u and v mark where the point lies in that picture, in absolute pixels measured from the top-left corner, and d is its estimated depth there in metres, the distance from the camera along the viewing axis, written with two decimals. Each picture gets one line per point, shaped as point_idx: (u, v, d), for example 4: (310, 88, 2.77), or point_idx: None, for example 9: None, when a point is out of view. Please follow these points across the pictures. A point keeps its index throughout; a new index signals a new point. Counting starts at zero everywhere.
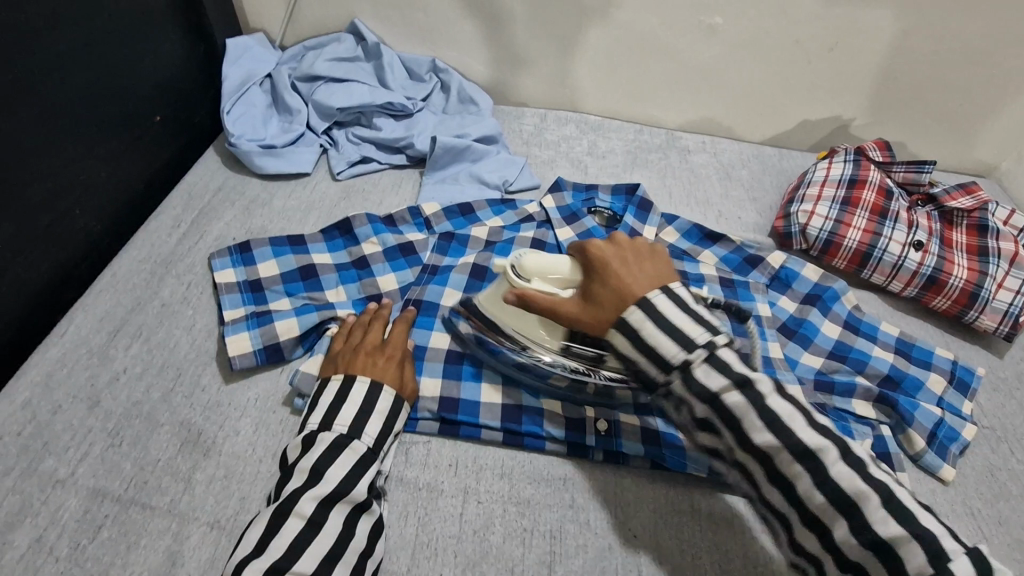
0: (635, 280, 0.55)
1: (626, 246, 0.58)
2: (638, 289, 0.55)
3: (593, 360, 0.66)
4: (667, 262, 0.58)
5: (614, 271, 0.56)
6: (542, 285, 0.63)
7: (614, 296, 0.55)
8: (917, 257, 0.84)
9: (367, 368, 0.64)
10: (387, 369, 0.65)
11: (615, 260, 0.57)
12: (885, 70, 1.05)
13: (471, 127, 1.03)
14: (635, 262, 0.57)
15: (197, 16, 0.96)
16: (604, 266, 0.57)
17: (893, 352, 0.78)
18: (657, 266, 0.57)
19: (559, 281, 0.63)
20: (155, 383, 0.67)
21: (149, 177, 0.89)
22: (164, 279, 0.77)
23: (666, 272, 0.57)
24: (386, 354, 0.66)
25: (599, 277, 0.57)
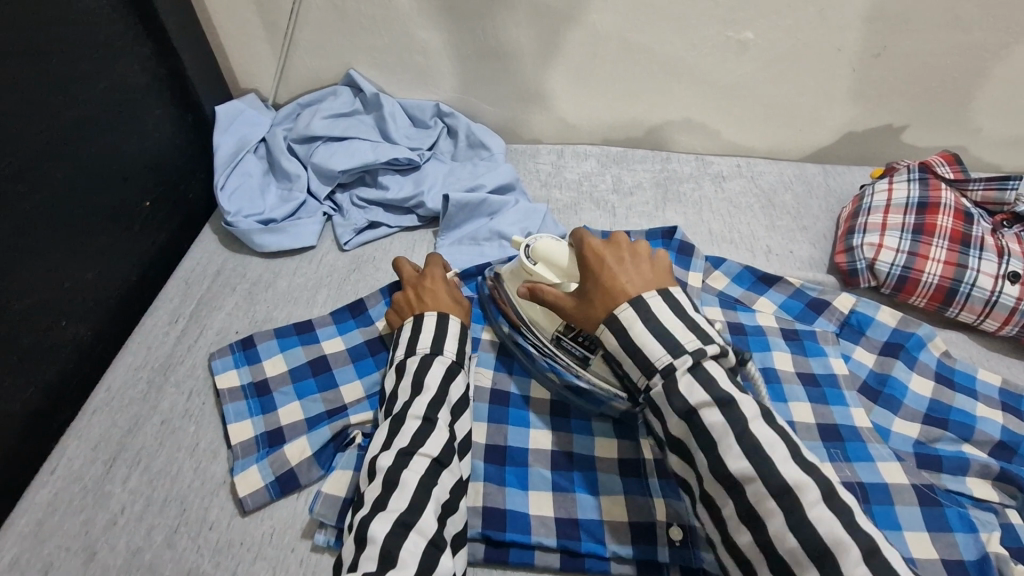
0: (629, 280, 0.56)
1: (624, 247, 0.58)
2: (633, 286, 0.55)
3: (580, 360, 0.63)
4: (668, 267, 0.58)
5: (608, 268, 0.57)
6: (544, 271, 0.65)
7: (605, 291, 0.56)
8: (1014, 291, 0.73)
9: (423, 297, 0.68)
10: (444, 295, 0.69)
11: (611, 256, 0.57)
12: (942, 71, 0.94)
13: (485, 176, 0.94)
14: (631, 262, 0.57)
15: (181, 86, 0.89)
16: (603, 263, 0.57)
17: (999, 409, 0.68)
18: (655, 270, 0.57)
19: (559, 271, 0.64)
20: (157, 524, 0.59)
21: (143, 268, 0.82)
22: (162, 389, 0.69)
23: (663, 278, 0.57)
24: (430, 278, 0.71)
25: (592, 272, 0.57)
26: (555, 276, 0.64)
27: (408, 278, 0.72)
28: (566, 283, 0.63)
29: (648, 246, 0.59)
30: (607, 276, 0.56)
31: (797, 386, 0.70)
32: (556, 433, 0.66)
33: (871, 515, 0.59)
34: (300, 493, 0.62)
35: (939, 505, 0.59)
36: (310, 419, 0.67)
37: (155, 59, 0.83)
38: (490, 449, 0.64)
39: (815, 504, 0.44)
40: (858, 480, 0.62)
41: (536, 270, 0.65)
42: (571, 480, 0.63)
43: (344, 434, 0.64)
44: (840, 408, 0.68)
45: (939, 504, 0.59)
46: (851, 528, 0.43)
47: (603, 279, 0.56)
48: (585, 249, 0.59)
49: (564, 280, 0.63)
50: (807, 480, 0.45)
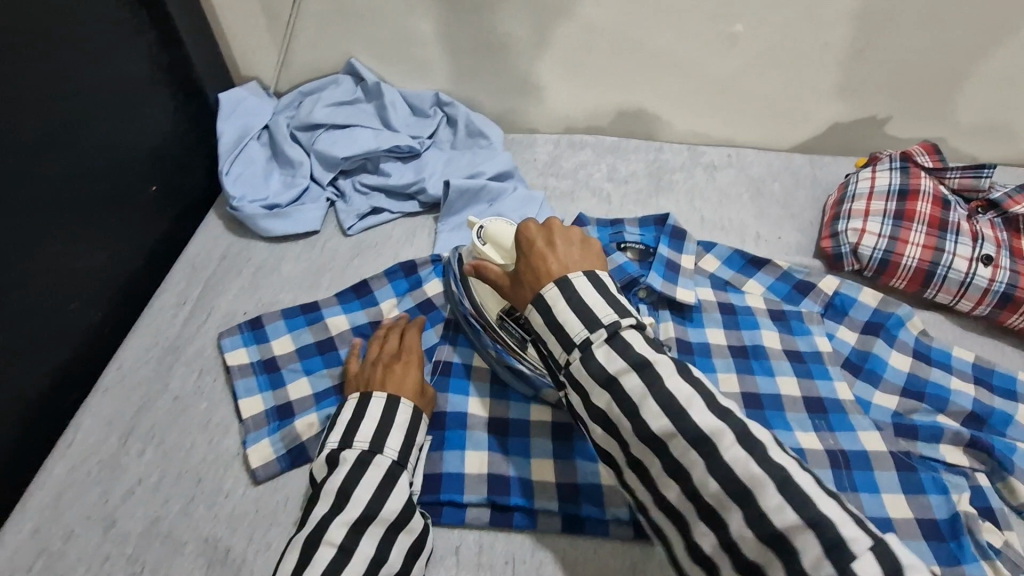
0: (558, 260, 0.56)
1: (556, 233, 0.59)
2: (558, 269, 0.55)
3: (519, 343, 0.66)
4: (599, 254, 0.59)
5: (539, 252, 0.57)
6: (493, 252, 0.68)
7: (533, 272, 0.56)
8: (987, 273, 0.78)
9: (388, 379, 0.64)
10: (410, 380, 0.64)
11: (541, 242, 0.58)
12: (923, 64, 0.97)
13: (485, 164, 0.97)
14: (564, 245, 0.58)
15: (185, 73, 0.90)
16: (532, 247, 0.58)
17: (973, 383, 0.72)
18: (584, 253, 0.57)
19: (503, 253, 0.67)
20: (173, 495, 0.61)
21: (149, 252, 0.84)
22: (173, 368, 0.71)
23: (594, 262, 0.57)
24: (404, 359, 0.66)
25: (524, 256, 0.58)
26: (500, 258, 0.68)
27: (382, 354, 0.67)
28: (508, 263, 0.66)
29: (584, 234, 0.60)
30: (536, 258, 0.57)
31: (784, 362, 0.74)
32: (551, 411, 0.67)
33: (852, 480, 0.64)
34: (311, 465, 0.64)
35: (913, 471, 0.63)
36: (319, 395, 0.69)
37: (160, 46, 0.84)
38: (493, 422, 0.67)
39: (731, 447, 0.46)
40: (840, 448, 0.66)
41: (486, 248, 0.69)
42: (571, 450, 0.65)
43: None
44: (824, 383, 0.72)
45: (914, 469, 0.64)
46: (763, 464, 0.45)
47: (533, 263, 0.57)
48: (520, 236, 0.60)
49: (507, 262, 0.66)
50: (722, 426, 0.46)
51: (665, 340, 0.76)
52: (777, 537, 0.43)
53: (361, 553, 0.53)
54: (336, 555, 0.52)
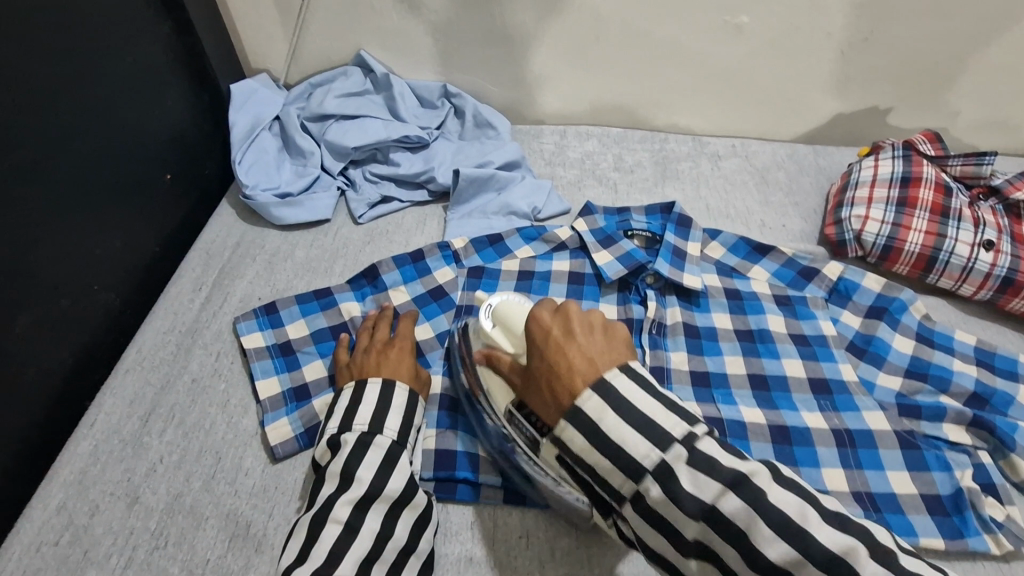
0: (581, 356, 0.47)
1: (574, 319, 0.50)
2: (580, 362, 0.47)
3: (531, 443, 0.56)
4: (624, 340, 0.50)
5: (556, 344, 0.49)
6: (503, 337, 0.61)
7: (554, 372, 0.48)
8: (988, 257, 0.79)
9: (384, 366, 0.65)
10: (403, 364, 0.66)
11: (559, 329, 0.49)
12: (925, 54, 0.99)
13: (493, 154, 0.98)
14: (585, 336, 0.49)
15: (198, 64, 0.91)
16: (547, 337, 0.50)
17: (975, 365, 0.74)
18: (609, 340, 0.49)
19: (513, 339, 0.60)
20: (194, 472, 0.63)
21: (165, 240, 0.86)
22: (191, 351, 0.73)
23: (620, 349, 0.49)
24: (398, 346, 0.68)
25: (538, 347, 0.50)
26: (510, 343, 0.60)
27: (374, 341, 0.69)
28: (520, 353, 0.58)
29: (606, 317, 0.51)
30: (554, 356, 0.48)
31: (790, 345, 0.75)
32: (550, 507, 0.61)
33: (857, 458, 0.65)
34: None
35: (917, 448, 0.65)
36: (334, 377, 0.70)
37: (174, 36, 0.86)
38: None
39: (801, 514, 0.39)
40: (846, 427, 0.67)
41: (495, 334, 0.62)
42: None
43: None
44: (829, 365, 0.73)
45: (918, 447, 0.65)
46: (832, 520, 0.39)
47: (548, 358, 0.48)
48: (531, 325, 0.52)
49: (518, 350, 0.59)
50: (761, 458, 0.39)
51: (672, 324, 0.77)
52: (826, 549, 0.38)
53: (379, 525, 0.54)
54: (355, 526, 0.53)
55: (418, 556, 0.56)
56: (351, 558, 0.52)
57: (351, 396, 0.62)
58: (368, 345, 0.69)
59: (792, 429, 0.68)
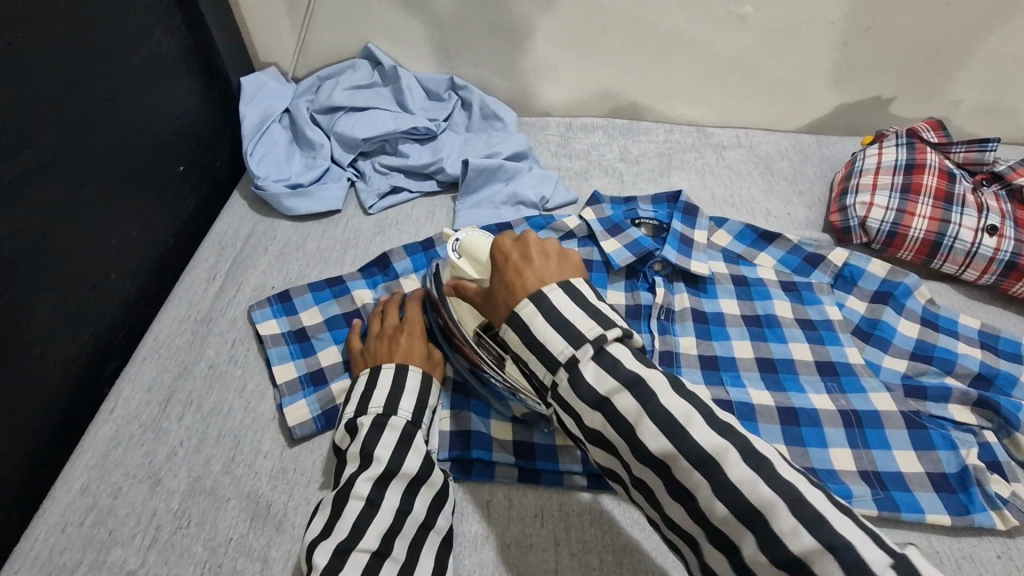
0: (534, 275, 0.51)
1: (531, 244, 0.54)
2: (534, 282, 0.51)
3: (497, 359, 0.63)
4: (575, 266, 0.54)
5: (512, 265, 0.53)
6: (468, 265, 0.65)
7: (507, 286, 0.52)
8: (992, 242, 0.80)
9: (396, 353, 0.66)
10: (415, 351, 0.67)
11: (516, 252, 0.53)
12: (928, 43, 1.00)
13: (500, 145, 0.99)
14: (538, 259, 0.53)
15: (209, 57, 0.93)
16: (507, 260, 0.53)
17: (979, 347, 0.75)
18: (561, 265, 0.53)
19: (479, 268, 0.63)
20: (214, 454, 0.64)
21: (178, 230, 0.87)
22: (207, 338, 0.74)
23: (571, 273, 0.53)
24: (409, 331, 0.68)
25: (498, 271, 0.53)
26: (475, 273, 0.64)
27: (386, 328, 0.69)
28: (483, 278, 0.62)
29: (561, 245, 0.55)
30: (511, 271, 0.52)
31: (796, 330, 0.76)
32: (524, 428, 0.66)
33: (864, 437, 0.66)
34: None
35: (923, 427, 0.66)
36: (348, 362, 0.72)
37: (185, 29, 0.87)
38: None
39: None
40: (852, 408, 0.69)
41: (462, 263, 0.65)
42: None
43: None
44: (835, 348, 0.74)
45: (924, 426, 0.66)
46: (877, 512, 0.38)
47: (507, 280, 0.52)
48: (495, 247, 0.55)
49: (482, 275, 0.63)
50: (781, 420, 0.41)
51: (680, 310, 0.78)
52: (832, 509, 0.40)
53: (397, 503, 0.56)
54: (374, 503, 0.55)
55: (437, 531, 0.57)
56: (373, 532, 0.53)
57: (367, 380, 0.63)
58: (380, 331, 0.70)
59: (800, 410, 0.69)
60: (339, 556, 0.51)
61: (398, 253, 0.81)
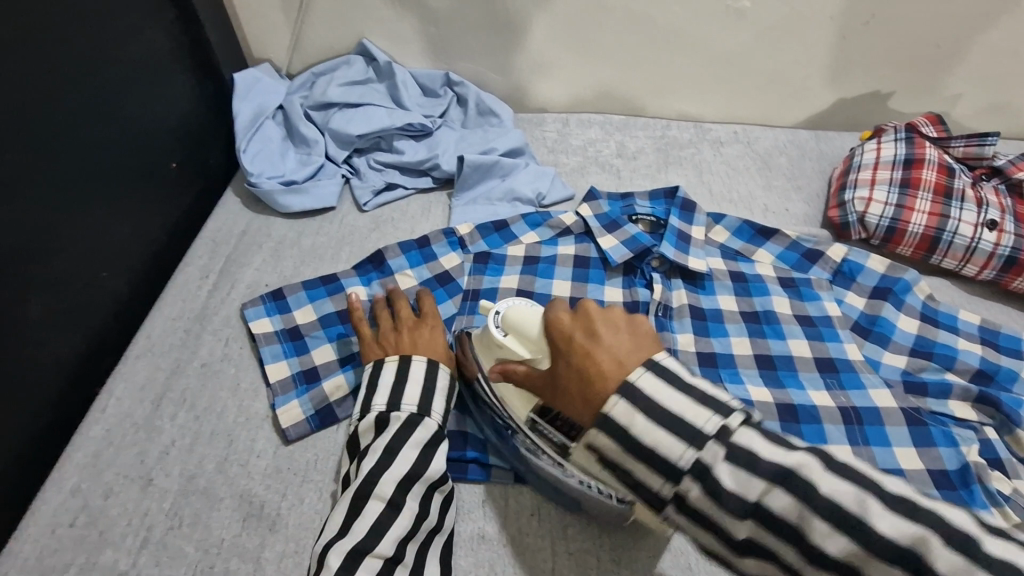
0: (608, 357, 0.45)
1: (596, 318, 0.47)
2: (614, 367, 0.44)
3: (560, 449, 0.53)
4: (649, 334, 0.47)
5: (580, 349, 0.46)
6: (515, 343, 0.57)
7: (581, 375, 0.45)
8: (992, 237, 0.80)
9: (419, 344, 0.65)
10: (435, 342, 0.67)
11: (580, 332, 0.47)
12: (927, 37, 0.99)
13: (497, 141, 0.98)
14: (610, 335, 0.46)
15: (201, 52, 0.92)
16: (573, 343, 0.46)
17: (979, 343, 0.74)
18: (636, 339, 0.46)
19: (529, 345, 0.56)
20: (207, 454, 0.63)
21: (171, 228, 0.86)
22: (201, 336, 0.73)
23: (648, 347, 0.46)
24: (429, 323, 0.68)
25: (563, 356, 0.47)
26: (526, 351, 0.56)
27: (401, 318, 0.69)
28: (538, 358, 0.55)
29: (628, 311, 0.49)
30: (579, 357, 0.46)
31: (795, 326, 0.76)
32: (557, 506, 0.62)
33: (864, 435, 0.66)
34: (338, 426, 0.66)
35: (924, 424, 0.66)
36: (343, 360, 0.71)
37: (179, 24, 0.86)
38: None
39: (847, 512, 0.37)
40: (852, 405, 0.68)
41: (506, 341, 0.58)
42: None
43: None
44: (834, 344, 0.74)
45: (924, 423, 0.66)
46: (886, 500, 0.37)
47: (574, 364, 0.46)
48: (551, 327, 0.49)
49: (536, 355, 0.55)
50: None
51: (678, 306, 0.78)
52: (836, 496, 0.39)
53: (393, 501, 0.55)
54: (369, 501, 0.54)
55: (433, 530, 0.56)
56: (390, 536, 0.52)
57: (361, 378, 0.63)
58: (395, 321, 0.69)
59: (799, 408, 0.68)
60: (354, 557, 0.50)
61: (393, 250, 0.81)
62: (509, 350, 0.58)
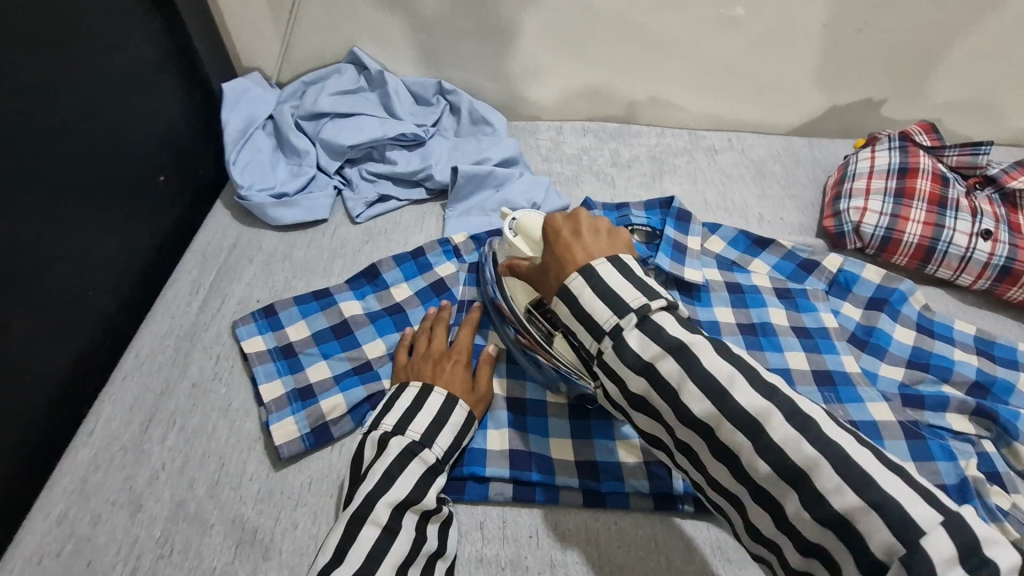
0: (583, 250, 0.54)
1: (582, 220, 0.56)
2: (585, 256, 0.53)
3: (550, 330, 0.62)
4: (627, 242, 0.56)
5: (563, 240, 0.55)
6: (523, 244, 0.66)
7: (558, 259, 0.55)
8: (986, 247, 0.80)
9: (439, 375, 0.65)
10: (457, 377, 0.65)
11: (568, 230, 0.56)
12: (918, 45, 0.99)
13: (490, 151, 0.97)
14: (589, 234, 0.55)
15: (190, 62, 0.90)
16: (556, 235, 0.56)
17: (975, 354, 0.74)
18: (613, 241, 0.55)
19: (533, 245, 0.65)
20: (198, 477, 0.62)
21: (160, 242, 0.84)
22: (191, 354, 0.72)
23: (622, 249, 0.55)
24: (455, 358, 0.67)
25: (549, 246, 0.56)
26: (529, 250, 0.65)
27: (433, 347, 0.68)
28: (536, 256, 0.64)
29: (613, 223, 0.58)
30: (561, 245, 0.55)
31: (792, 338, 0.75)
32: (574, 438, 0.66)
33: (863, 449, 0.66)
34: (333, 446, 0.65)
35: (922, 438, 0.65)
36: (338, 376, 0.70)
37: (166, 36, 0.84)
38: (512, 402, 0.68)
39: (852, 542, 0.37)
40: (850, 419, 0.67)
41: (516, 240, 0.67)
42: (589, 429, 0.67)
43: (377, 392, 0.68)
44: (831, 356, 0.73)
45: (923, 437, 0.65)
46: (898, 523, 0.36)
47: (557, 251, 0.55)
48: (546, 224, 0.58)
49: (534, 254, 0.64)
50: (794, 421, 0.40)
51: None
52: (838, 522, 0.38)
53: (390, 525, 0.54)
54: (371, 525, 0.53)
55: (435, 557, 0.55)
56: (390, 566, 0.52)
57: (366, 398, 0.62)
58: (427, 349, 0.69)
59: None
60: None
61: (388, 261, 0.79)
62: (517, 248, 0.67)
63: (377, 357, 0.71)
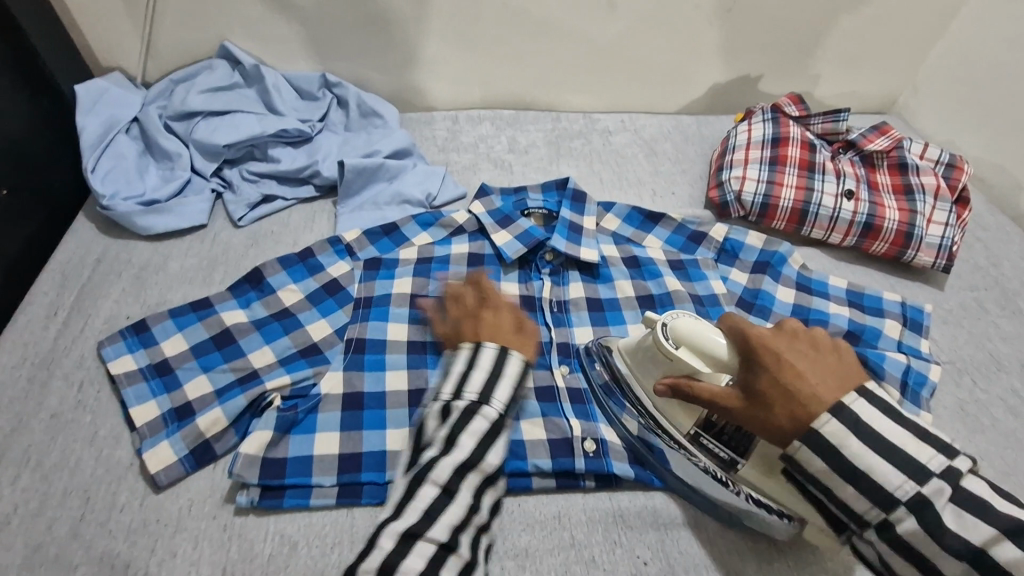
0: (821, 385, 0.49)
1: (802, 339, 0.52)
2: (826, 395, 0.49)
3: (727, 465, 0.58)
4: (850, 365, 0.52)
5: (794, 368, 0.50)
6: (691, 357, 0.57)
7: (792, 397, 0.49)
8: (850, 206, 0.86)
9: (482, 330, 0.63)
10: (504, 327, 0.64)
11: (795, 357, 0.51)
12: (782, 21, 1.05)
13: (381, 143, 0.94)
14: (816, 359, 0.51)
15: (30, 63, 0.81)
16: (779, 360, 0.50)
17: (847, 306, 0.80)
18: (843, 367, 0.51)
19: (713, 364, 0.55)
20: (58, 516, 0.56)
21: (6, 262, 0.76)
22: (48, 383, 0.65)
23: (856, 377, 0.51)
24: (491, 309, 0.65)
25: (772, 375, 0.50)
26: (703, 363, 0.56)
27: (467, 308, 0.67)
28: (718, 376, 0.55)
29: (829, 338, 0.53)
30: (793, 381, 0.49)
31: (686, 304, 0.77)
32: None
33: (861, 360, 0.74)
34: (217, 464, 0.61)
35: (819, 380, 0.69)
36: (222, 390, 0.65)
37: None
38: (413, 394, 0.67)
39: None
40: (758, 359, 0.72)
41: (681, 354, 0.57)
42: None
43: (261, 401, 0.63)
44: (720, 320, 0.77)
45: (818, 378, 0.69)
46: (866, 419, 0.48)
47: (788, 385, 0.49)
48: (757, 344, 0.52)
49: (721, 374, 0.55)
50: None
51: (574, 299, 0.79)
52: None
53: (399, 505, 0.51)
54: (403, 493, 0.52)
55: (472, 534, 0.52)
56: None
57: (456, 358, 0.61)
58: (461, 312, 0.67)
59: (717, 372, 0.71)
60: (406, 541, 0.48)
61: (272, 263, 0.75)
62: (682, 361, 0.57)
63: (267, 367, 0.67)
